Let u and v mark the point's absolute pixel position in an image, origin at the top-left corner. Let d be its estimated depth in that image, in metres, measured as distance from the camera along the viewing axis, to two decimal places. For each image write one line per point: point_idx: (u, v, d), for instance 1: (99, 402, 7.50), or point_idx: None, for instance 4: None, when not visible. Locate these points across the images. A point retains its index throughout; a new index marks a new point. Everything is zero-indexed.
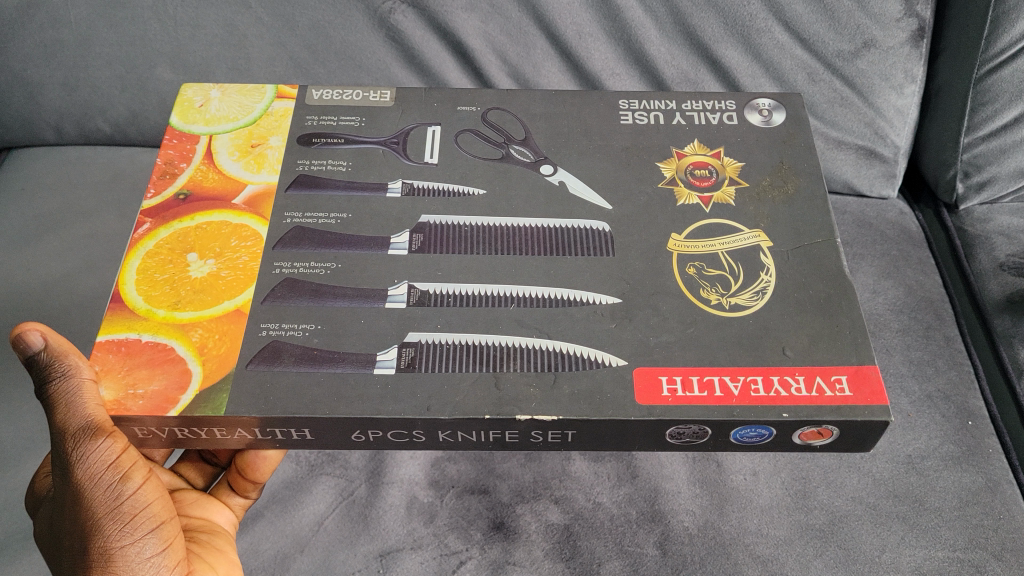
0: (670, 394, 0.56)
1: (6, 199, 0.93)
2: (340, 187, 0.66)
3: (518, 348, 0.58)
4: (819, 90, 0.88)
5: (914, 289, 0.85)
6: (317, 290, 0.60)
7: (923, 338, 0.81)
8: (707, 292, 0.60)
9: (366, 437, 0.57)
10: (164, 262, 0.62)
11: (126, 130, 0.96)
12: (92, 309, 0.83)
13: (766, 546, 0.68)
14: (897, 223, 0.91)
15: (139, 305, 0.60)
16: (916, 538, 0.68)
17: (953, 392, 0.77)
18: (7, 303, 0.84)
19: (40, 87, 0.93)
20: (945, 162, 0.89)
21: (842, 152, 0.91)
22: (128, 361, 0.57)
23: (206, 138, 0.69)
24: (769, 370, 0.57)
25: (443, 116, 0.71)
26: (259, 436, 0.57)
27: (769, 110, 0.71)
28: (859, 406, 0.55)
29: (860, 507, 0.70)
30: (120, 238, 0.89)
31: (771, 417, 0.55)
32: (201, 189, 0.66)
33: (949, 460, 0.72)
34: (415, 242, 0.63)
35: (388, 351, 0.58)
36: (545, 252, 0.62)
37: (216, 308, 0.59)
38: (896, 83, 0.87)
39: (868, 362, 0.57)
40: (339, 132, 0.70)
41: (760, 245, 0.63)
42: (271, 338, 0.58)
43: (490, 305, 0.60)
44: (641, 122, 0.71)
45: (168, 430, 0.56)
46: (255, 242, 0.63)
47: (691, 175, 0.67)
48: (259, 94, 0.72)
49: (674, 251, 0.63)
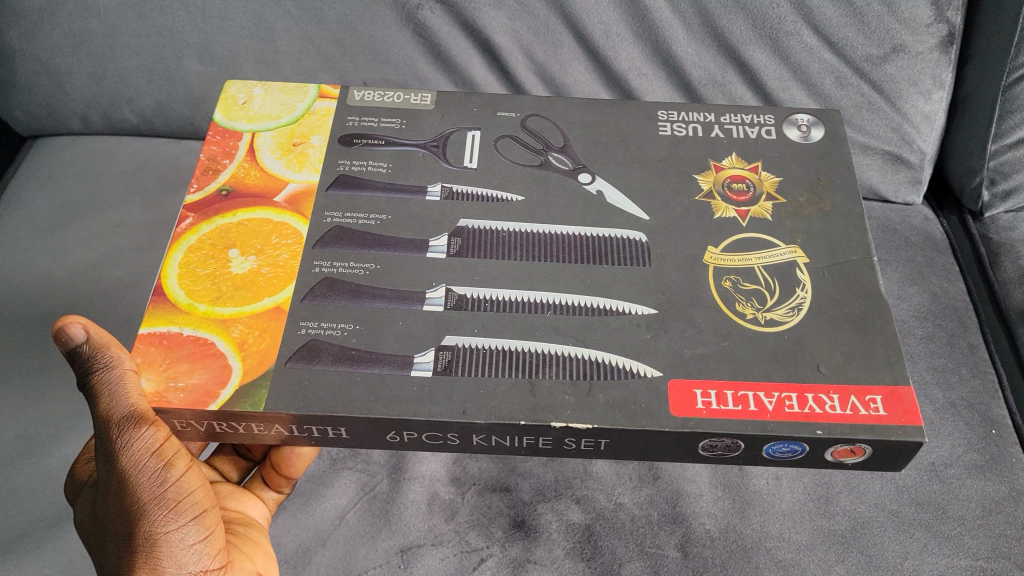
0: (704, 406, 0.55)
1: (30, 188, 0.94)
2: (381, 188, 0.66)
3: (555, 355, 0.58)
4: (846, 95, 0.87)
5: (938, 296, 0.85)
6: (356, 291, 0.60)
7: (946, 346, 0.81)
8: (745, 307, 0.60)
9: (400, 437, 0.57)
10: (206, 257, 0.62)
11: (153, 120, 0.96)
12: (114, 298, 0.84)
13: (788, 551, 0.68)
14: (921, 229, 0.91)
15: (181, 299, 0.60)
16: (939, 546, 0.68)
17: (976, 400, 0.77)
18: (32, 291, 0.84)
19: (68, 77, 0.93)
20: (971, 168, 0.89)
21: (868, 157, 0.90)
22: (169, 355, 0.57)
23: (248, 135, 0.70)
24: (804, 387, 0.56)
25: (481, 120, 0.71)
26: (294, 433, 0.57)
27: (808, 125, 0.71)
28: (892, 427, 0.55)
29: (882, 513, 0.69)
30: (145, 229, 0.90)
31: (805, 434, 0.55)
32: (243, 185, 0.66)
33: (972, 469, 0.72)
34: (453, 245, 0.63)
35: (425, 354, 0.58)
36: (584, 261, 0.62)
37: (256, 305, 0.60)
38: (924, 89, 0.87)
39: (903, 382, 0.57)
40: (380, 133, 0.70)
41: (797, 260, 0.63)
42: (310, 336, 0.58)
43: (527, 312, 0.60)
44: (679, 134, 0.71)
45: (209, 423, 0.57)
46: (295, 240, 0.63)
47: (728, 188, 0.67)
48: (303, 93, 0.72)
49: (711, 264, 0.62)
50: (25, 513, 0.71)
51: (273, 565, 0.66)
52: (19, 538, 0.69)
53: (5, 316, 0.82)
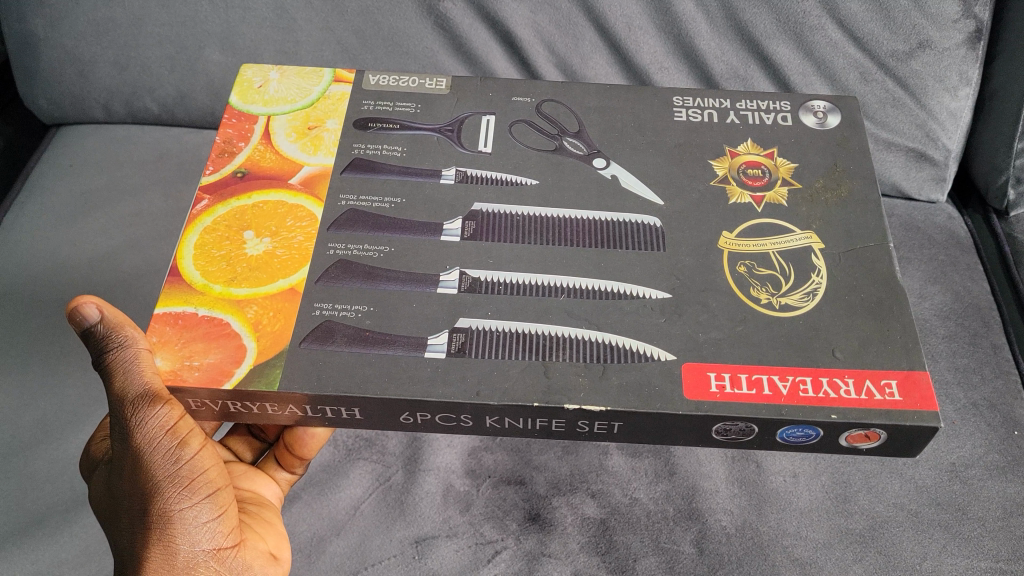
0: (717, 390, 0.55)
1: (53, 176, 0.94)
2: (395, 172, 0.66)
3: (568, 338, 0.57)
4: (871, 90, 0.86)
5: (961, 295, 0.84)
6: (371, 273, 0.60)
7: (969, 345, 0.80)
8: (759, 293, 0.60)
9: (413, 419, 0.57)
10: (221, 239, 0.63)
11: (174, 110, 0.97)
12: (134, 287, 0.84)
13: (805, 549, 0.67)
14: (945, 228, 0.90)
15: (195, 279, 0.60)
16: (958, 547, 0.67)
17: (999, 400, 0.76)
18: (54, 278, 0.85)
19: (92, 66, 0.93)
20: (997, 167, 0.88)
21: (892, 154, 0.89)
22: (184, 334, 0.58)
23: (264, 118, 0.70)
24: (818, 371, 0.56)
25: (497, 105, 0.71)
26: (308, 414, 0.57)
27: (824, 112, 0.70)
28: (908, 411, 0.54)
29: (901, 513, 0.68)
30: (165, 217, 0.90)
31: (820, 418, 0.54)
32: (258, 168, 0.66)
33: (994, 470, 0.71)
34: (468, 229, 0.63)
35: (439, 335, 0.57)
36: (597, 244, 0.62)
37: (271, 286, 0.60)
38: (950, 86, 0.86)
39: (920, 368, 0.56)
40: (394, 118, 0.70)
41: (812, 246, 0.62)
42: (324, 318, 0.58)
43: (540, 295, 0.59)
44: (694, 119, 0.70)
45: (222, 403, 0.57)
46: (310, 222, 0.63)
47: (744, 174, 0.66)
48: (316, 76, 0.72)
49: (726, 249, 0.62)
50: (44, 497, 0.71)
51: (286, 546, 0.66)
52: (35, 522, 0.70)
53: (27, 304, 0.83)
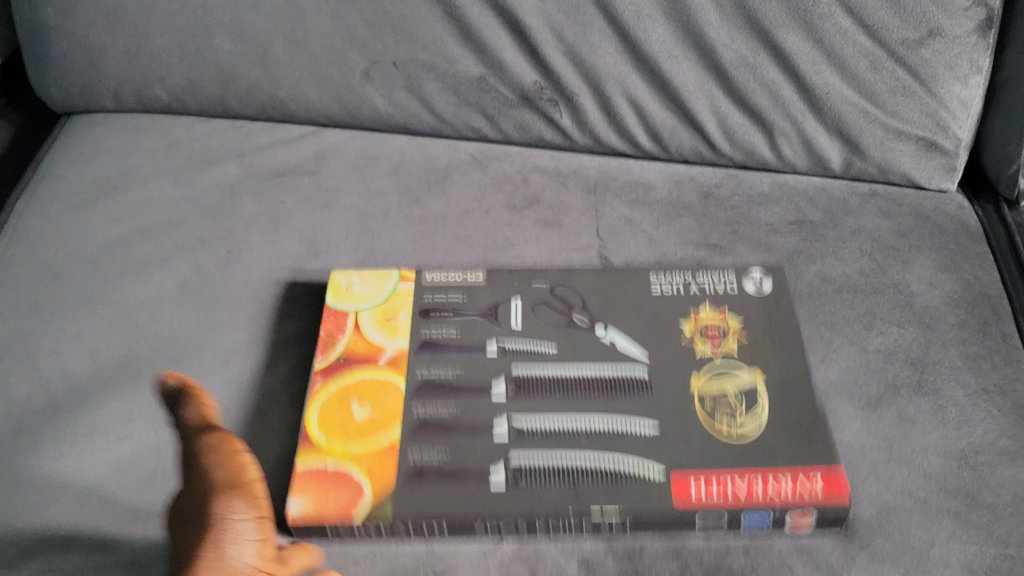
0: (696, 495, 0.63)
1: (64, 163, 0.95)
2: (455, 350, 0.71)
3: (584, 469, 0.64)
4: (880, 79, 0.86)
5: (971, 284, 0.83)
6: (444, 428, 0.66)
7: (980, 333, 0.79)
8: (720, 424, 0.66)
9: (487, 527, 0.63)
10: (335, 408, 0.67)
11: (184, 99, 0.97)
12: (144, 273, 0.85)
13: (813, 537, 0.66)
14: (955, 217, 0.90)
15: (320, 440, 0.65)
16: (967, 534, 0.66)
17: (1009, 387, 0.75)
18: (64, 264, 0.86)
19: (101, 55, 0.94)
20: (1007, 156, 0.88)
21: (902, 143, 0.89)
22: (319, 485, 0.63)
23: (353, 314, 0.74)
24: (764, 470, 0.64)
25: (520, 289, 0.76)
26: (409, 535, 0.63)
27: (760, 278, 0.77)
28: (831, 504, 0.63)
29: (910, 500, 0.68)
30: (174, 204, 0.91)
31: (766, 508, 0.62)
32: (356, 354, 0.71)
33: (1005, 456, 0.70)
34: (511, 390, 0.68)
35: (497, 467, 0.64)
36: (597, 395, 0.68)
37: (378, 443, 0.65)
38: (961, 74, 0.85)
39: (837, 462, 0.64)
40: (449, 304, 0.75)
41: (757, 383, 0.69)
42: (417, 463, 0.64)
43: (565, 439, 0.65)
44: (666, 292, 0.76)
45: (339, 529, 0.62)
46: (399, 394, 0.68)
47: (704, 334, 0.72)
48: (387, 275, 0.77)
49: (694, 393, 0.68)
50: None
51: None
52: None
53: (38, 289, 0.83)
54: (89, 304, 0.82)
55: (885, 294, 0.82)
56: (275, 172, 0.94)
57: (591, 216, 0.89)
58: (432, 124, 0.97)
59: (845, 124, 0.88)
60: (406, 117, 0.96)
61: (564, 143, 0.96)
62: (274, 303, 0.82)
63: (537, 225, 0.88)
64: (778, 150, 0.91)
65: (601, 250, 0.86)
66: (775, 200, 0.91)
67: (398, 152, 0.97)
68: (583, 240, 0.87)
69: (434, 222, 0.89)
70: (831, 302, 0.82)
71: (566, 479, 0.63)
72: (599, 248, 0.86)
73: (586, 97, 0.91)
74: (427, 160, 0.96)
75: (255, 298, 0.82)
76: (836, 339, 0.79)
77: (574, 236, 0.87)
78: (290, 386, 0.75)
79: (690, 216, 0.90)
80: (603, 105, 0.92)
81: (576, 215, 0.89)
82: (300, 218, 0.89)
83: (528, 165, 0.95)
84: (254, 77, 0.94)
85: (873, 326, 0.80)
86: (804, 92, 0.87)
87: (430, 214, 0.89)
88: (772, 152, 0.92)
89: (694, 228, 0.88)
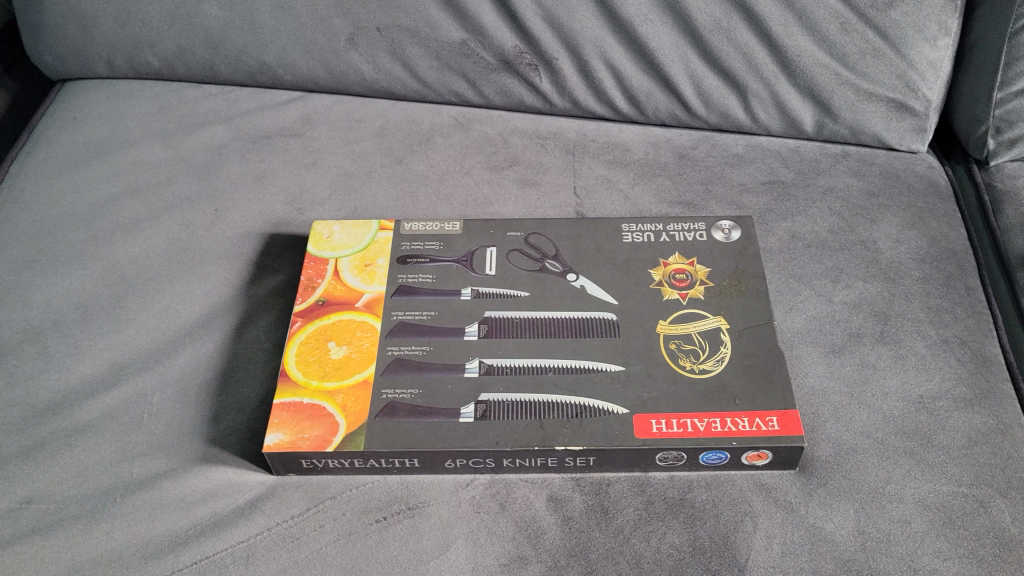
0: (658, 430, 0.68)
1: (58, 127, 0.98)
2: (430, 293, 0.79)
3: (551, 404, 0.70)
4: (851, 41, 0.87)
5: (937, 240, 0.86)
6: (419, 366, 0.73)
7: (943, 287, 0.81)
8: (684, 361, 0.73)
9: (457, 462, 0.69)
10: (312, 347, 0.75)
11: (174, 65, 1.00)
12: (134, 230, 0.88)
13: (771, 476, 0.69)
14: (925, 176, 0.92)
15: (298, 378, 0.73)
16: (922, 472, 0.68)
17: (969, 337, 0.77)
18: (56, 221, 0.89)
19: (94, 21, 0.97)
20: (977, 116, 0.89)
21: (873, 105, 0.91)
22: (295, 417, 0.70)
23: (332, 261, 0.82)
24: (723, 413, 0.69)
25: (496, 239, 0.84)
26: (382, 466, 0.70)
27: (729, 229, 0.83)
28: (784, 438, 0.67)
29: (867, 441, 0.70)
30: (165, 165, 0.94)
31: (724, 444, 0.67)
32: (333, 295, 0.79)
33: (961, 402, 0.72)
34: (482, 330, 0.76)
35: (467, 405, 0.70)
36: (567, 335, 0.75)
37: (351, 379, 0.73)
38: (929, 35, 0.87)
39: (793, 406, 0.69)
40: (426, 253, 0.83)
41: (721, 327, 0.75)
42: (389, 399, 0.71)
43: (534, 373, 0.72)
44: (638, 241, 0.83)
45: (322, 463, 0.69)
46: (373, 333, 0.76)
47: (673, 279, 0.79)
48: (367, 225, 0.85)
49: (661, 333, 0.75)
50: None
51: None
52: None
53: (31, 244, 0.87)
54: (81, 258, 0.85)
55: (853, 251, 0.85)
56: (263, 135, 0.98)
57: (568, 176, 0.93)
58: (416, 89, 0.99)
59: (817, 85, 0.90)
60: (391, 82, 0.99)
61: (545, 107, 0.98)
62: (258, 258, 0.86)
63: (516, 184, 0.92)
64: (751, 112, 0.94)
65: (576, 208, 0.89)
66: (748, 161, 0.94)
67: (383, 116, 1.00)
68: (559, 198, 0.90)
69: (416, 181, 0.93)
70: (800, 257, 0.84)
71: (531, 415, 0.70)
72: (576, 206, 0.89)
73: (564, 60, 0.93)
74: (411, 124, 0.99)
75: (239, 252, 0.86)
76: (803, 291, 0.81)
77: (552, 195, 0.91)
78: (273, 333, 0.79)
79: (665, 175, 0.92)
80: (581, 68, 0.94)
81: (554, 175, 0.93)
82: (285, 178, 0.93)
83: (509, 129, 0.98)
84: (242, 42, 0.97)
85: (840, 280, 0.82)
86: (776, 54, 0.89)
87: (412, 173, 0.94)
88: (746, 114, 0.94)
89: (668, 187, 0.91)
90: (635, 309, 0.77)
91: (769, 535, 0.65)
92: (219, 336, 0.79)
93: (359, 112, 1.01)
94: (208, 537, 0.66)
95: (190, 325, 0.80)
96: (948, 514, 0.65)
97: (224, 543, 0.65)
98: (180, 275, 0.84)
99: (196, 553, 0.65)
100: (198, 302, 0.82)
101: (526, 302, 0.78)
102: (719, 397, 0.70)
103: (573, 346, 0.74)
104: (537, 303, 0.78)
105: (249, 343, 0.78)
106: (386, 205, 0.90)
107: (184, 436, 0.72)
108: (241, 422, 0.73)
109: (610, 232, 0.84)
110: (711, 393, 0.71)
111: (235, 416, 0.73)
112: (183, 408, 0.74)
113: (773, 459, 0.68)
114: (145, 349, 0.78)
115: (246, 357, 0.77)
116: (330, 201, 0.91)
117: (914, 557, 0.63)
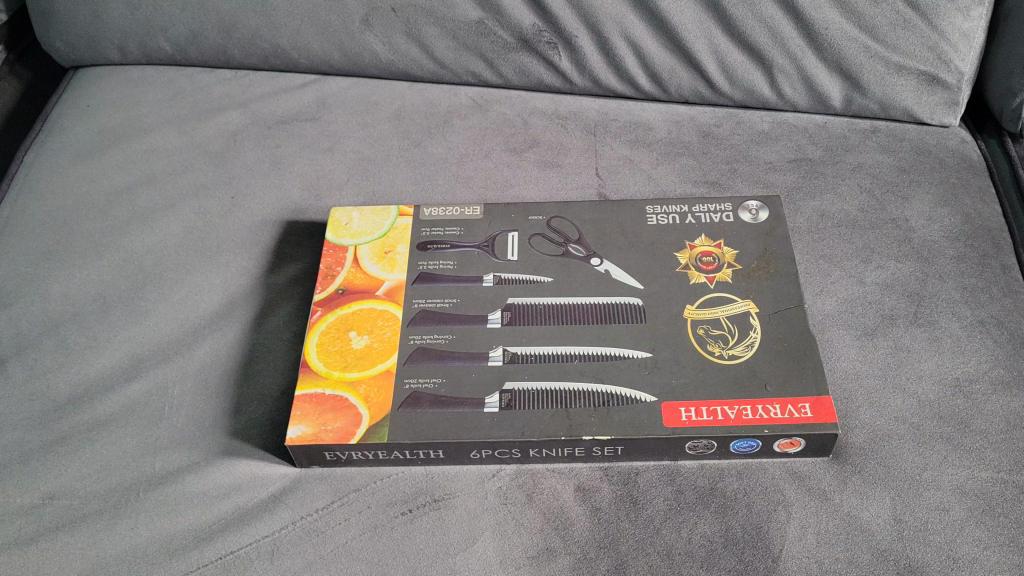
0: (687, 418, 0.67)
1: (72, 115, 0.97)
2: (451, 280, 0.78)
3: (578, 392, 0.69)
4: (881, 12, 0.85)
5: (971, 218, 0.83)
6: (441, 355, 0.72)
7: (978, 265, 0.79)
8: (712, 347, 0.71)
9: (483, 452, 0.68)
10: (333, 337, 0.74)
11: (187, 50, 0.99)
12: (150, 220, 0.87)
13: (804, 463, 0.67)
14: (957, 151, 0.89)
15: (320, 368, 0.72)
16: (959, 458, 0.66)
17: (1006, 318, 0.75)
18: (72, 210, 0.88)
19: (105, 7, 0.96)
20: (1011, 89, 0.87)
21: (903, 78, 0.88)
22: (318, 409, 0.69)
23: (351, 249, 0.80)
24: (754, 400, 0.68)
25: (518, 223, 0.82)
26: (406, 458, 0.68)
27: (756, 209, 0.81)
28: (817, 424, 0.66)
29: (903, 426, 0.68)
30: (180, 152, 0.93)
31: (755, 432, 0.66)
32: (353, 284, 0.78)
33: (999, 384, 0.70)
34: (506, 317, 0.75)
35: (491, 394, 0.69)
36: (594, 321, 0.73)
37: (373, 369, 0.72)
38: (962, 5, 0.84)
39: (827, 392, 0.68)
40: (447, 239, 0.81)
41: (750, 311, 0.73)
42: (412, 389, 0.70)
43: (560, 361, 0.71)
44: (662, 223, 0.81)
45: (345, 456, 0.68)
46: (394, 322, 0.75)
47: (700, 262, 0.77)
48: (386, 212, 0.83)
49: (689, 318, 0.73)
50: None
51: None
52: None
53: (48, 235, 0.86)
54: (99, 248, 0.84)
55: (884, 229, 0.82)
56: (278, 120, 0.96)
57: (590, 156, 0.91)
58: (432, 70, 0.97)
59: (845, 59, 0.87)
60: (407, 63, 0.97)
61: (564, 86, 0.96)
62: (277, 246, 0.84)
63: (536, 166, 0.90)
64: (777, 88, 0.91)
65: (599, 189, 0.87)
66: (775, 138, 0.91)
67: (399, 98, 0.98)
68: (581, 180, 0.88)
69: (434, 164, 0.91)
70: (830, 237, 0.82)
71: (557, 404, 0.68)
72: (598, 187, 0.87)
73: (584, 38, 0.91)
74: (428, 106, 0.97)
75: (256, 240, 0.85)
76: (833, 273, 0.79)
77: (573, 177, 0.89)
78: (293, 322, 0.78)
79: (689, 155, 0.90)
80: (601, 46, 0.91)
81: (574, 156, 0.91)
82: (302, 164, 0.92)
83: (528, 109, 0.96)
84: (255, 25, 0.95)
85: (871, 260, 0.80)
86: (802, 28, 0.86)
87: (429, 156, 0.92)
88: (772, 90, 0.91)
89: (692, 166, 0.89)
90: (662, 294, 0.75)
91: (803, 525, 0.63)
92: (239, 327, 0.78)
93: (375, 94, 0.99)
94: (232, 533, 0.65)
95: (209, 315, 0.79)
96: (987, 502, 0.64)
97: (249, 538, 0.65)
98: (198, 264, 0.83)
99: (221, 548, 0.64)
100: (217, 291, 0.81)
101: (550, 287, 0.77)
102: (750, 383, 0.69)
103: (599, 332, 0.73)
104: (561, 289, 0.76)
105: (270, 333, 0.77)
106: (405, 189, 0.89)
107: (206, 429, 0.71)
108: (262, 414, 0.72)
109: (634, 214, 0.82)
110: (742, 379, 0.69)
111: (257, 408, 0.72)
112: (203, 400, 0.73)
113: (806, 446, 0.67)
114: (164, 341, 0.77)
115: (267, 347, 0.76)
116: (347, 186, 0.89)
117: (953, 546, 0.62)
